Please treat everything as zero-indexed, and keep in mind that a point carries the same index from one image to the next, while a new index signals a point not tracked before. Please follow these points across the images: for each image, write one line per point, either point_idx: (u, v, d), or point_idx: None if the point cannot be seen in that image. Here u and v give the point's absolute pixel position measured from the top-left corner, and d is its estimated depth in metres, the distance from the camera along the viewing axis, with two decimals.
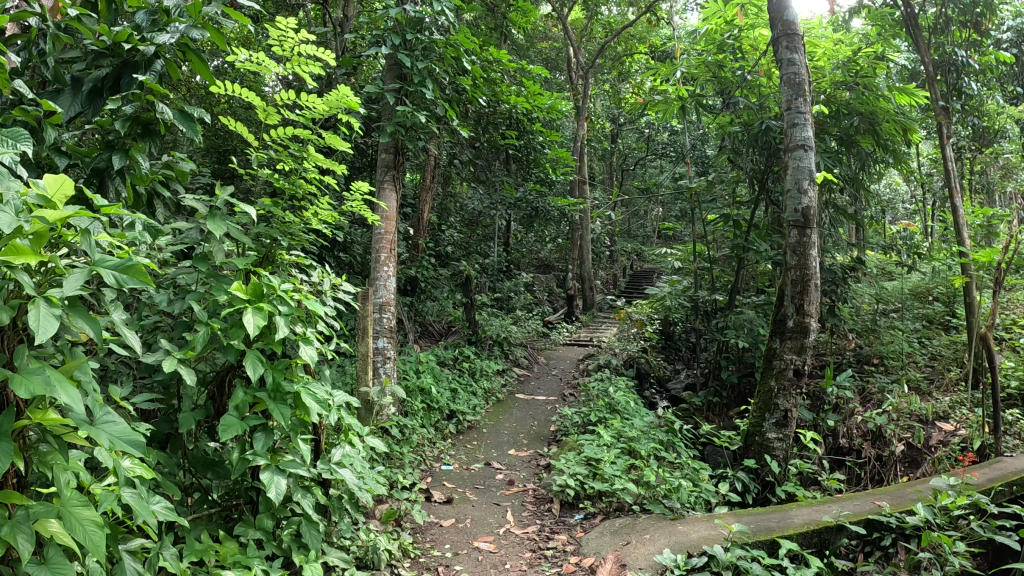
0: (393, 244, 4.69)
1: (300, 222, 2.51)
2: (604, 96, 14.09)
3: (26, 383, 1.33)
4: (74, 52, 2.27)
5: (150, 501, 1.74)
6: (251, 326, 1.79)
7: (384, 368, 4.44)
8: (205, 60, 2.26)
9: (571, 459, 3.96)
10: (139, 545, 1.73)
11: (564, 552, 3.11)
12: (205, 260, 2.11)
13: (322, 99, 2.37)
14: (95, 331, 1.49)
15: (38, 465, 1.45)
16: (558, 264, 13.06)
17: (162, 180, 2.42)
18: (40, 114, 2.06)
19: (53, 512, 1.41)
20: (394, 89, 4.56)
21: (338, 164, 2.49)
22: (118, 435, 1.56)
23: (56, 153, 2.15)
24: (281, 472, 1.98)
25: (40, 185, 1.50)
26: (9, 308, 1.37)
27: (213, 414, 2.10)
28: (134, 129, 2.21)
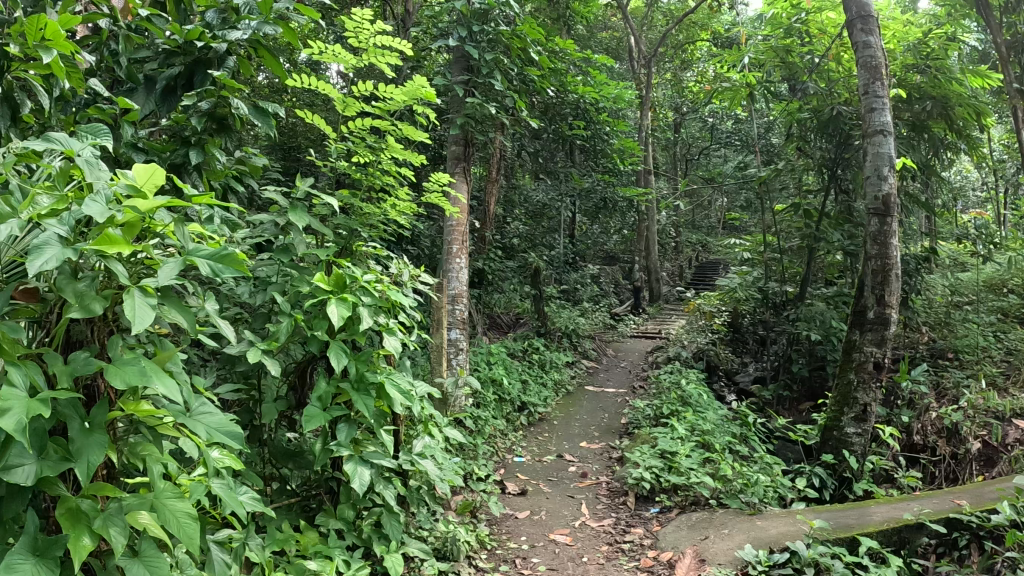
0: (465, 236, 4.68)
1: (379, 213, 2.49)
2: (667, 85, 13.94)
3: (122, 374, 1.40)
4: (145, 52, 2.35)
5: (238, 492, 1.77)
6: (336, 317, 1.80)
7: (457, 360, 4.48)
8: (278, 56, 2.29)
9: (645, 452, 3.90)
10: (227, 535, 1.75)
11: (642, 547, 3.06)
12: (286, 252, 2.14)
13: (399, 89, 2.34)
14: (189, 322, 1.52)
15: (128, 457, 1.55)
16: (624, 256, 12.99)
17: (235, 175, 2.47)
18: (115, 112, 2.21)
19: (145, 504, 1.49)
20: (462, 81, 4.59)
21: (416, 155, 2.46)
22: (216, 427, 1.62)
23: (133, 150, 2.22)
24: (364, 463, 1.99)
25: (130, 174, 1.58)
26: (101, 297, 1.53)
27: (295, 405, 2.12)
28: (209, 124, 2.27)
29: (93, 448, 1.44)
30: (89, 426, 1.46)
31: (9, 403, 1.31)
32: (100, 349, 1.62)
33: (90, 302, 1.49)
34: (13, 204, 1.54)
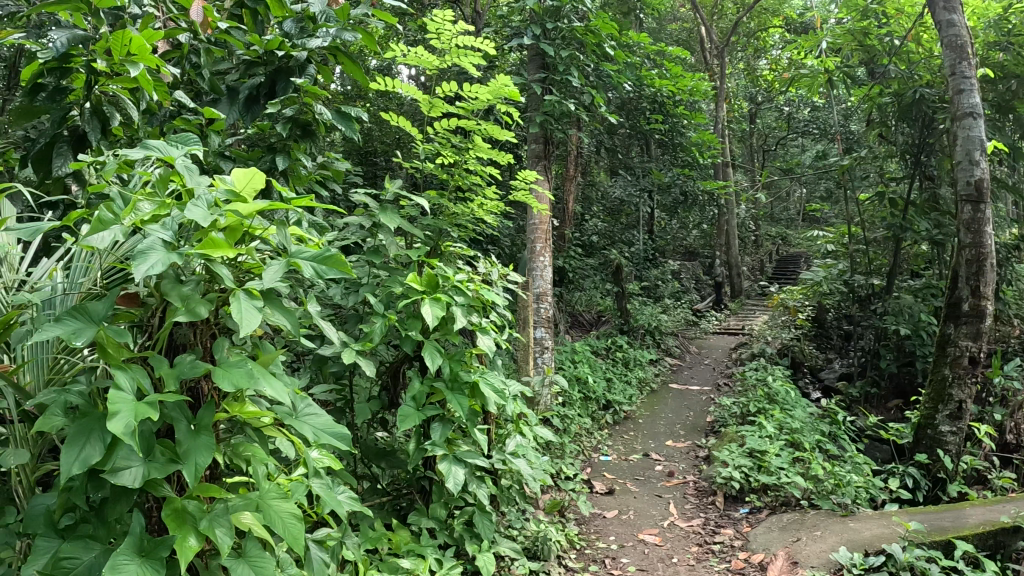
0: (549, 235, 4.61)
1: (467, 213, 2.49)
2: (740, 75, 13.69)
3: (228, 376, 1.45)
4: (226, 63, 2.47)
5: (336, 491, 1.81)
6: (430, 317, 1.83)
7: (542, 358, 4.51)
8: (357, 61, 2.32)
9: (733, 450, 3.81)
10: (325, 535, 1.79)
11: (732, 548, 3.00)
12: (377, 253, 2.16)
13: (484, 89, 2.34)
14: (291, 324, 1.57)
15: (232, 457, 1.59)
16: (703, 251, 12.81)
17: (319, 180, 2.54)
18: (200, 121, 2.31)
19: (249, 505, 1.54)
20: (539, 79, 4.62)
21: (503, 154, 2.44)
22: (321, 428, 1.65)
23: (221, 158, 2.34)
24: (458, 462, 2.01)
25: (230, 180, 1.63)
26: (206, 301, 1.58)
27: (388, 405, 2.16)
28: (294, 131, 2.31)
29: (200, 449, 1.49)
30: (195, 428, 1.52)
31: (118, 406, 1.37)
32: (203, 351, 1.68)
33: (195, 305, 1.54)
34: (115, 210, 1.59)
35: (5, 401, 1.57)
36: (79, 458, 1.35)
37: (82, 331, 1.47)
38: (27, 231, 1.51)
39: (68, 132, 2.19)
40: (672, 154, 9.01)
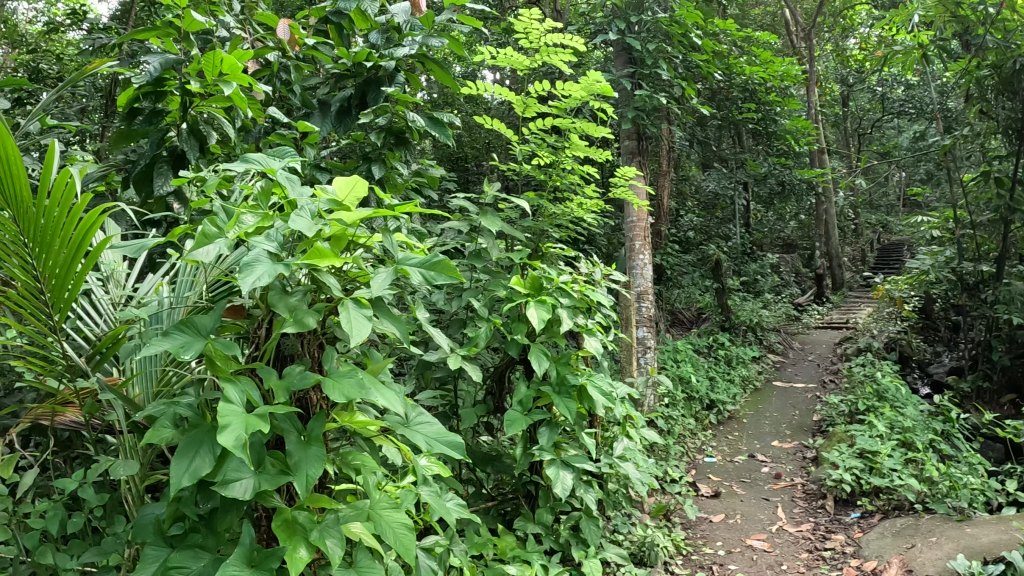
0: (647, 233, 4.67)
1: (566, 212, 2.49)
2: (830, 56, 13.26)
3: (339, 388, 1.54)
4: (315, 77, 2.56)
5: (444, 499, 1.85)
6: (537, 319, 1.85)
7: (646, 358, 4.52)
8: (445, 66, 2.32)
9: (843, 452, 3.64)
10: (434, 542, 1.79)
11: (843, 554, 2.90)
12: (479, 257, 2.20)
13: (576, 86, 2.33)
14: (399, 331, 1.62)
15: (342, 467, 1.66)
16: (802, 243, 12.42)
17: (415, 187, 2.62)
18: (295, 136, 2.43)
19: (360, 514, 1.61)
20: (628, 75, 4.69)
21: (600, 150, 2.45)
22: (433, 437, 1.70)
23: (315, 170, 2.39)
24: (567, 467, 2.02)
25: (332, 190, 1.65)
26: (314, 312, 1.61)
27: (494, 410, 2.20)
28: (389, 139, 2.37)
29: (311, 460, 1.56)
30: (306, 439, 1.59)
31: (228, 418, 1.44)
32: (311, 362, 1.72)
33: (302, 315, 1.57)
34: (218, 225, 1.62)
35: (116, 414, 1.73)
36: (189, 469, 1.46)
37: (190, 344, 1.55)
38: (133, 249, 1.52)
39: (167, 154, 2.24)
40: (766, 144, 8.79)
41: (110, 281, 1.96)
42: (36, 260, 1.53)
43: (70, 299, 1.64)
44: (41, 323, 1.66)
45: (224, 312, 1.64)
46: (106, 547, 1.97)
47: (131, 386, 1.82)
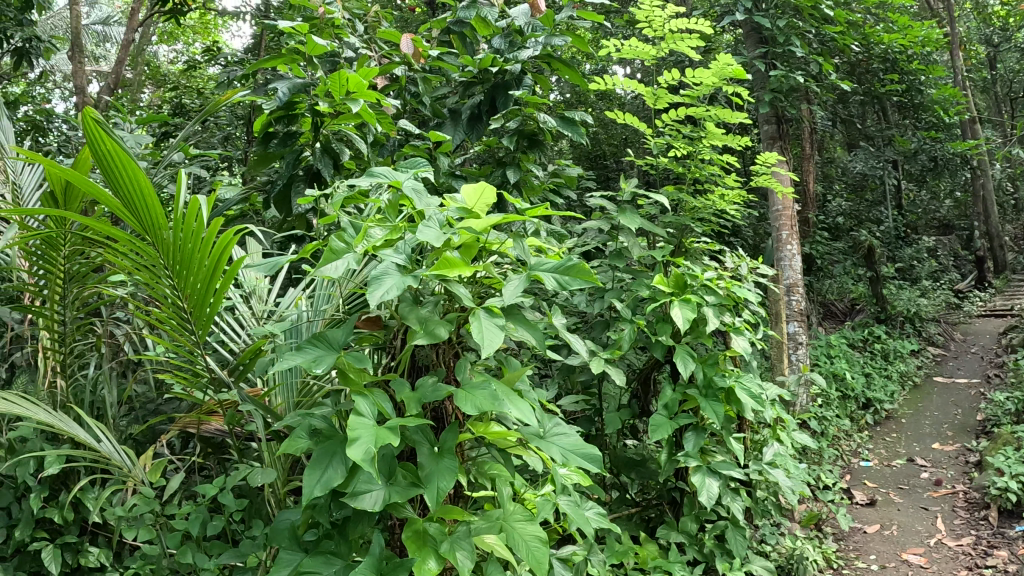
0: (794, 221, 4.58)
1: (706, 204, 2.66)
2: (970, 13, 12.44)
3: (470, 400, 1.62)
4: (442, 87, 2.88)
5: (586, 509, 2.05)
6: (682, 319, 2.13)
7: (798, 355, 4.58)
8: (569, 65, 2.60)
9: (1009, 458, 3.78)
10: (567, 554, 1.86)
11: (1006, 573, 3.06)
12: (620, 256, 2.51)
13: (707, 72, 2.50)
14: (532, 339, 1.72)
15: (477, 476, 1.84)
16: (962, 222, 11.20)
17: (552, 189, 2.89)
18: (429, 146, 2.68)
19: (492, 527, 1.75)
20: (760, 55, 4.80)
21: (736, 137, 2.57)
22: (569, 448, 1.84)
23: (454, 178, 2.63)
24: (713, 473, 2.32)
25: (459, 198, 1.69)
26: (445, 323, 1.70)
27: (641, 412, 2.62)
28: (521, 142, 2.64)
29: (445, 473, 1.68)
30: (440, 452, 1.72)
31: (357, 432, 1.54)
32: (446, 370, 1.86)
33: (432, 327, 1.66)
34: (346, 240, 1.72)
35: (256, 423, 1.81)
36: (322, 480, 1.60)
37: (322, 358, 1.66)
38: (268, 268, 1.58)
39: (303, 172, 2.37)
40: (914, 118, 8.13)
41: (253, 298, 2.07)
42: (181, 279, 1.72)
43: (210, 315, 1.81)
44: (188, 338, 1.85)
45: (353, 325, 1.74)
46: (244, 549, 2.06)
47: (274, 396, 1.95)
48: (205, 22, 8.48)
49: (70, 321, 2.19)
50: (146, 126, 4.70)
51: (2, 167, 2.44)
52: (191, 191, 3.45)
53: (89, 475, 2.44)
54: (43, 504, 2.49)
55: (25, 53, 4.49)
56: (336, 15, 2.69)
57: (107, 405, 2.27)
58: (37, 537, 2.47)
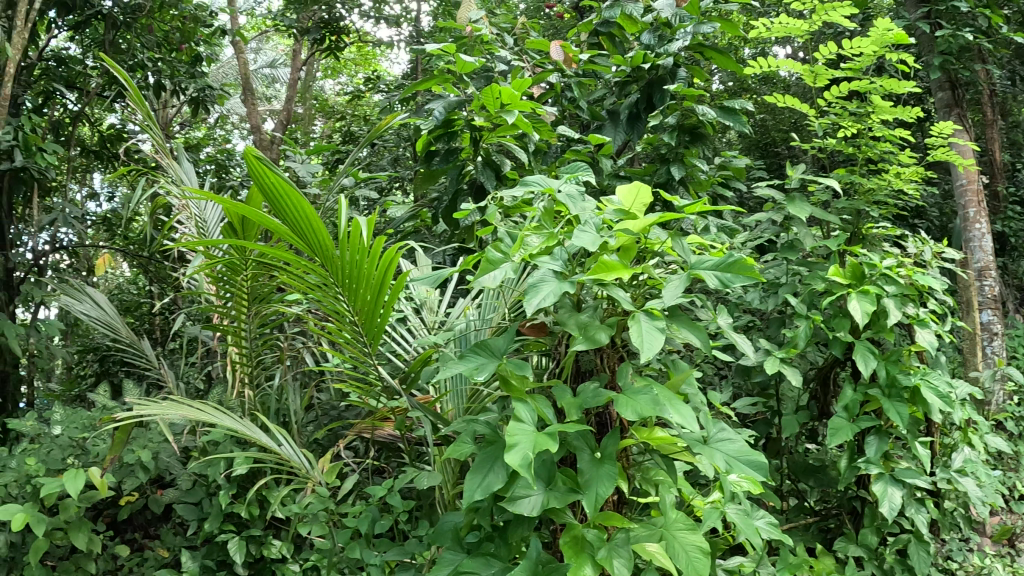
0: (981, 196, 4.17)
1: (884, 185, 2.69)
2: None
3: (632, 405, 1.65)
4: (598, 90, 3.22)
5: (757, 518, 2.11)
6: (861, 313, 2.24)
7: (993, 346, 4.26)
8: (721, 53, 2.90)
9: None
10: (735, 563, 2.07)
11: None
12: (793, 249, 2.73)
13: (868, 41, 2.58)
14: (698, 339, 1.80)
15: (641, 481, 1.90)
16: None
17: (720, 182, 3.21)
18: (591, 150, 2.96)
19: (653, 535, 1.75)
20: (923, 16, 4.56)
21: (908, 108, 2.62)
22: (734, 453, 1.87)
23: (619, 178, 2.95)
24: (895, 482, 2.31)
25: (618, 199, 1.83)
26: (605, 327, 1.74)
27: (818, 413, 2.74)
28: (683, 137, 2.91)
29: (604, 479, 1.68)
30: (601, 457, 1.73)
31: (516, 438, 1.57)
32: (610, 376, 1.90)
33: (593, 332, 1.71)
34: (503, 249, 1.79)
35: (425, 430, 1.93)
36: (483, 484, 1.65)
37: (484, 366, 1.73)
38: (433, 279, 1.72)
39: (467, 185, 2.69)
40: None
41: (425, 308, 2.32)
42: (354, 296, 1.86)
43: (381, 326, 1.95)
44: (362, 348, 2.01)
45: (514, 333, 1.81)
46: (410, 548, 2.14)
47: (444, 402, 2.09)
48: (365, 54, 9.01)
49: (256, 334, 2.54)
50: (323, 156, 5.13)
51: (189, 208, 2.85)
52: (367, 212, 3.77)
53: (273, 475, 2.73)
54: (233, 499, 2.76)
55: (201, 101, 5.02)
56: (482, 32, 3.04)
57: (290, 413, 2.59)
58: (226, 529, 2.74)
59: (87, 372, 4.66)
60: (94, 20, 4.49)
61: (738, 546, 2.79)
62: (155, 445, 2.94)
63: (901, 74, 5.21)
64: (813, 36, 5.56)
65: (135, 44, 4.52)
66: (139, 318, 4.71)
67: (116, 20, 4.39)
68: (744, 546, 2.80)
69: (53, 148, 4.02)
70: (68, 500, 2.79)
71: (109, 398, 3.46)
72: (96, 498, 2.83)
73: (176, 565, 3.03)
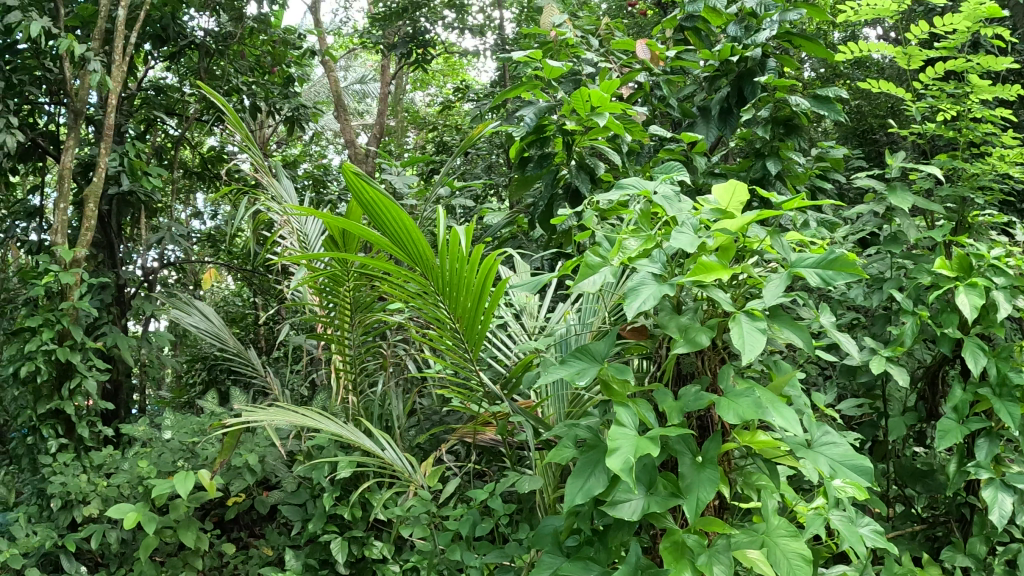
0: None
1: (989, 170, 2.54)
2: None
3: (734, 408, 1.62)
4: (689, 87, 3.21)
5: (859, 525, 2.03)
6: (968, 307, 2.12)
7: None
8: (810, 39, 2.86)
9: None
10: (839, 571, 2.02)
11: None
12: (897, 241, 2.62)
13: (959, 17, 2.46)
14: (801, 339, 1.76)
15: (743, 486, 1.85)
16: None
17: (820, 173, 3.17)
18: (684, 148, 2.96)
19: (755, 542, 1.71)
20: None
21: (1008, 85, 2.47)
22: (839, 457, 1.79)
23: (712, 176, 2.94)
24: (1006, 488, 2.18)
25: (714, 198, 1.79)
26: (707, 329, 1.71)
27: (925, 414, 2.61)
28: (778, 130, 2.89)
29: (705, 484, 1.65)
30: (701, 461, 1.70)
31: (618, 442, 1.58)
32: (712, 378, 1.87)
33: (694, 334, 1.69)
34: (602, 253, 1.79)
35: (526, 434, 1.96)
36: (584, 488, 1.66)
37: (585, 370, 1.73)
38: (532, 285, 1.71)
39: (563, 190, 2.71)
40: None
41: (525, 314, 2.39)
42: (456, 305, 1.92)
43: (483, 332, 1.97)
44: (463, 355, 2.06)
45: (614, 337, 1.80)
46: (509, 550, 2.17)
47: (546, 407, 2.18)
48: (452, 64, 9.15)
49: (358, 344, 2.67)
50: (419, 167, 5.27)
51: (292, 224, 3.00)
52: (463, 220, 3.88)
53: (375, 478, 2.83)
54: (335, 501, 2.87)
55: (296, 120, 5.17)
56: (567, 36, 3.08)
57: (391, 418, 2.69)
58: (329, 531, 2.84)
59: (196, 379, 4.95)
60: (189, 51, 4.82)
61: (841, 555, 2.71)
62: (260, 449, 3.08)
63: (1005, 49, 4.90)
64: (907, 17, 5.31)
65: (228, 70, 4.82)
66: (247, 329, 4.96)
67: (209, 48, 4.74)
68: (846, 554, 2.72)
69: (157, 171, 4.28)
70: (178, 500, 2.96)
71: (216, 405, 3.64)
72: (204, 498, 3.00)
73: (278, 564, 3.14)
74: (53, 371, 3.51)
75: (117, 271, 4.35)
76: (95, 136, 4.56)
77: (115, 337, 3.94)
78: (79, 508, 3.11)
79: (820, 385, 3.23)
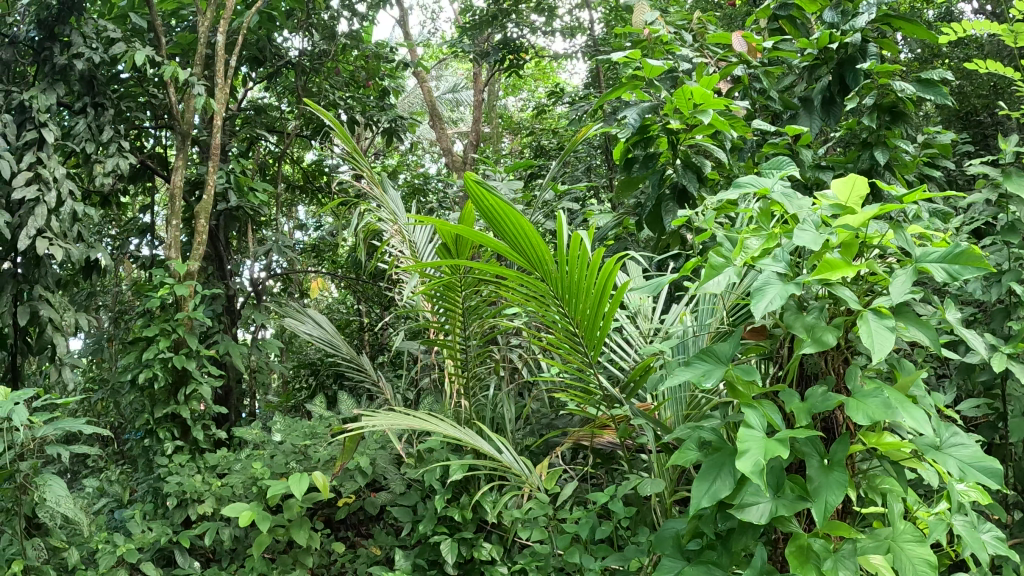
0: None
1: None
2: None
3: (865, 409, 1.55)
4: (788, 77, 3.09)
5: (980, 530, 1.92)
6: None
7: None
8: (913, 21, 2.72)
9: None
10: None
11: None
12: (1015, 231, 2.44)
13: None
14: (928, 337, 1.66)
15: (866, 489, 1.78)
16: None
17: (930, 159, 3.03)
18: (789, 141, 2.85)
19: (881, 547, 1.64)
20: None
21: None
22: (968, 459, 1.69)
23: (818, 170, 2.81)
24: None
25: (833, 194, 1.72)
26: (834, 328, 1.66)
27: None
28: (884, 117, 2.78)
29: (834, 487, 1.59)
30: (828, 463, 1.63)
31: (747, 444, 1.54)
32: (836, 379, 1.81)
33: (820, 334, 1.63)
34: (724, 253, 1.74)
35: (648, 436, 1.96)
36: (710, 491, 1.63)
37: (712, 372, 1.70)
38: (651, 288, 1.69)
39: (669, 190, 2.67)
40: None
41: (639, 315, 2.43)
42: (575, 308, 1.93)
43: (602, 336, 1.98)
44: (582, 359, 2.07)
45: (739, 338, 1.75)
46: (627, 553, 2.15)
47: (663, 410, 2.19)
48: (542, 66, 9.19)
49: (472, 349, 2.77)
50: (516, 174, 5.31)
51: (401, 232, 3.10)
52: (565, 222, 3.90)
53: (487, 480, 2.87)
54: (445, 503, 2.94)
55: (392, 131, 5.31)
56: (660, 33, 3.05)
57: (503, 421, 2.76)
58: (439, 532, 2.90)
59: (302, 385, 5.17)
60: (286, 70, 5.03)
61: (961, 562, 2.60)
62: (372, 452, 3.19)
63: None
64: None
65: (325, 87, 5.01)
66: (352, 335, 5.15)
67: (304, 67, 4.94)
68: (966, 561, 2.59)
69: (261, 187, 4.48)
70: (291, 500, 3.09)
71: (324, 409, 3.78)
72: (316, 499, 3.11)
73: (387, 562, 3.25)
74: (170, 378, 3.72)
75: (226, 282, 4.61)
76: (201, 155, 4.83)
77: (227, 345, 4.15)
78: (194, 506, 3.31)
79: (938, 385, 3.07)
